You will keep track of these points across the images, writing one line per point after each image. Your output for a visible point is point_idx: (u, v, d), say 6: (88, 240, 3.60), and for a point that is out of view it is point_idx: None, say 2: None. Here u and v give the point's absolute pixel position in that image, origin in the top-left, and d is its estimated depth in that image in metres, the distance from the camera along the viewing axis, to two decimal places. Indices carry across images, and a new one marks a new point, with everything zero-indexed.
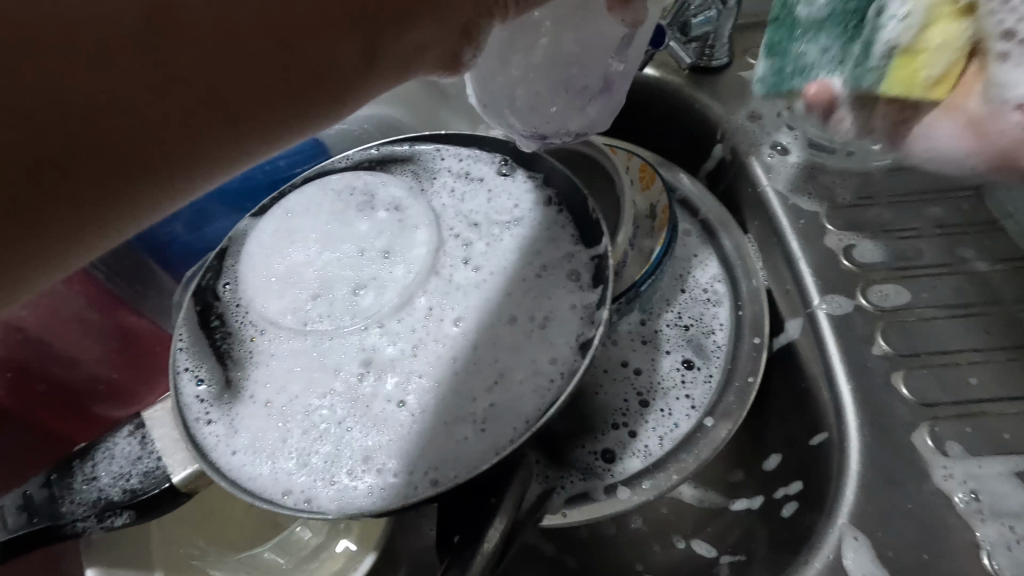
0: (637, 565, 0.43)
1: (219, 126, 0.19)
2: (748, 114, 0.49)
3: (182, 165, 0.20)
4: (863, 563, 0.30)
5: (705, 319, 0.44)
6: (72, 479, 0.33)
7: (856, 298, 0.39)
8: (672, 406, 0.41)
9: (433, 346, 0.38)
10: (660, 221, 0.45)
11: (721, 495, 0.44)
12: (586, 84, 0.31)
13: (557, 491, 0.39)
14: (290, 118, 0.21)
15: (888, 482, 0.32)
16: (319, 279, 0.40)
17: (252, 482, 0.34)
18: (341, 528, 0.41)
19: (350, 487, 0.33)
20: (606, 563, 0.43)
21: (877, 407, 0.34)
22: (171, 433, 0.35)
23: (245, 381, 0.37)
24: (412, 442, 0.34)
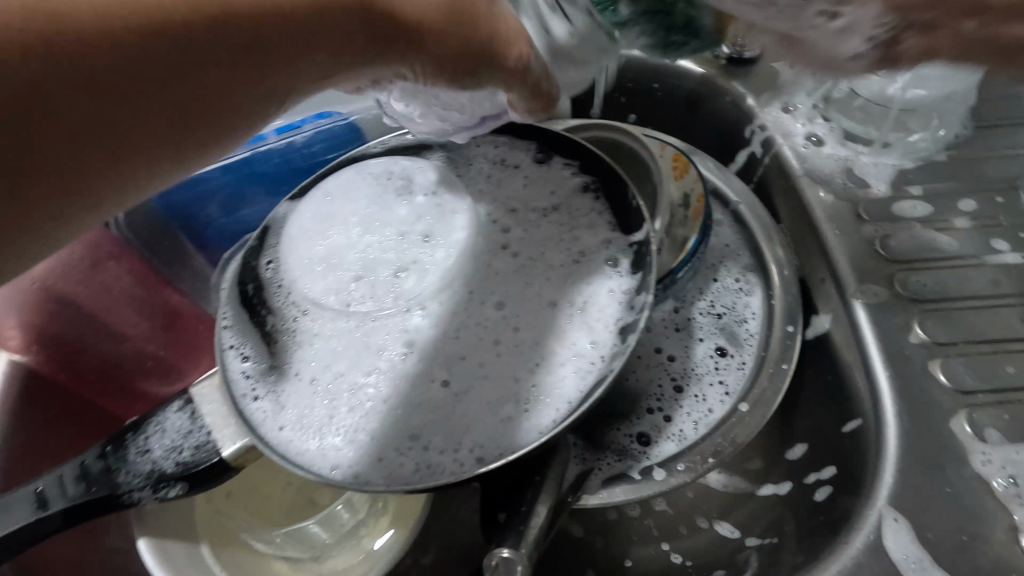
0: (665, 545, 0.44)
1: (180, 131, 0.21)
2: (782, 105, 0.49)
3: (144, 169, 0.21)
4: (904, 544, 0.31)
5: (738, 308, 0.45)
6: (127, 450, 0.34)
7: (893, 288, 0.39)
8: (706, 392, 0.42)
9: (475, 329, 0.38)
10: (694, 211, 0.45)
11: (748, 481, 0.44)
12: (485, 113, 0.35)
13: (595, 471, 0.40)
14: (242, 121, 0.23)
15: (927, 466, 0.33)
16: (361, 261, 0.41)
17: (301, 457, 0.34)
18: (378, 507, 0.42)
19: (397, 463, 0.34)
20: (633, 545, 0.44)
21: (916, 394, 0.35)
22: (220, 409, 0.36)
23: (290, 359, 0.38)
24: (457, 421, 0.35)
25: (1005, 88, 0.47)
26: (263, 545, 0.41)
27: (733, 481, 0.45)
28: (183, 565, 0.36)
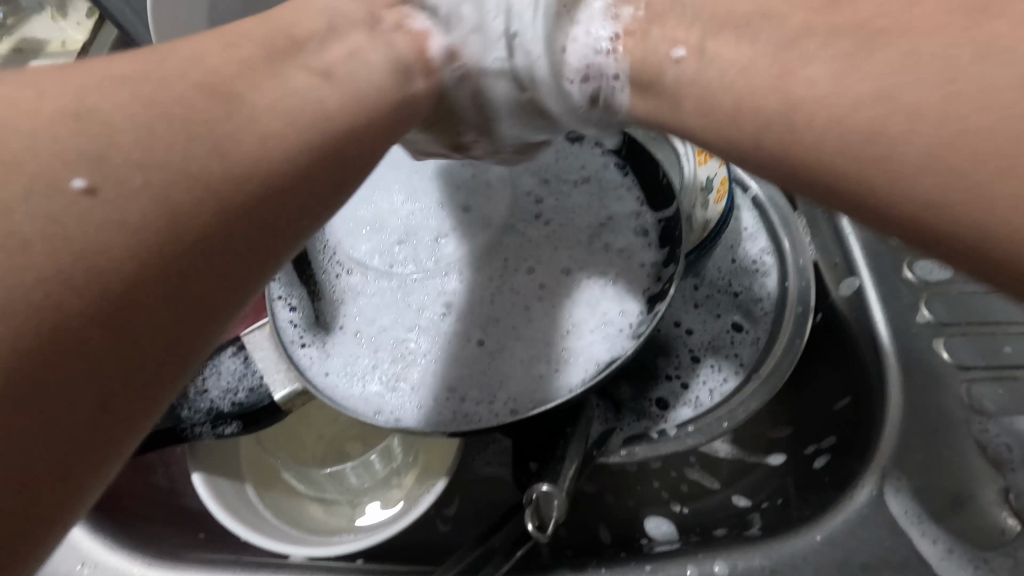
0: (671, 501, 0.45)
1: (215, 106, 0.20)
2: None
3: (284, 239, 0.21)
4: (903, 499, 0.34)
5: (753, 287, 0.46)
6: (187, 390, 0.37)
7: (902, 272, 0.42)
8: (722, 363, 0.44)
9: (509, 293, 0.41)
10: (717, 193, 0.46)
11: (757, 451, 0.45)
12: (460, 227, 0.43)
13: (616, 431, 0.42)
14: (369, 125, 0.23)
15: (928, 432, 0.36)
16: (404, 226, 0.44)
17: (347, 400, 0.37)
18: (408, 461, 0.44)
19: (435, 411, 0.36)
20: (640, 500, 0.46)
21: (919, 366, 0.38)
22: (271, 355, 0.38)
23: (336, 315, 0.40)
24: (491, 378, 0.38)
25: None
26: (305, 486, 0.43)
27: (746, 452, 0.45)
28: (230, 498, 0.39)
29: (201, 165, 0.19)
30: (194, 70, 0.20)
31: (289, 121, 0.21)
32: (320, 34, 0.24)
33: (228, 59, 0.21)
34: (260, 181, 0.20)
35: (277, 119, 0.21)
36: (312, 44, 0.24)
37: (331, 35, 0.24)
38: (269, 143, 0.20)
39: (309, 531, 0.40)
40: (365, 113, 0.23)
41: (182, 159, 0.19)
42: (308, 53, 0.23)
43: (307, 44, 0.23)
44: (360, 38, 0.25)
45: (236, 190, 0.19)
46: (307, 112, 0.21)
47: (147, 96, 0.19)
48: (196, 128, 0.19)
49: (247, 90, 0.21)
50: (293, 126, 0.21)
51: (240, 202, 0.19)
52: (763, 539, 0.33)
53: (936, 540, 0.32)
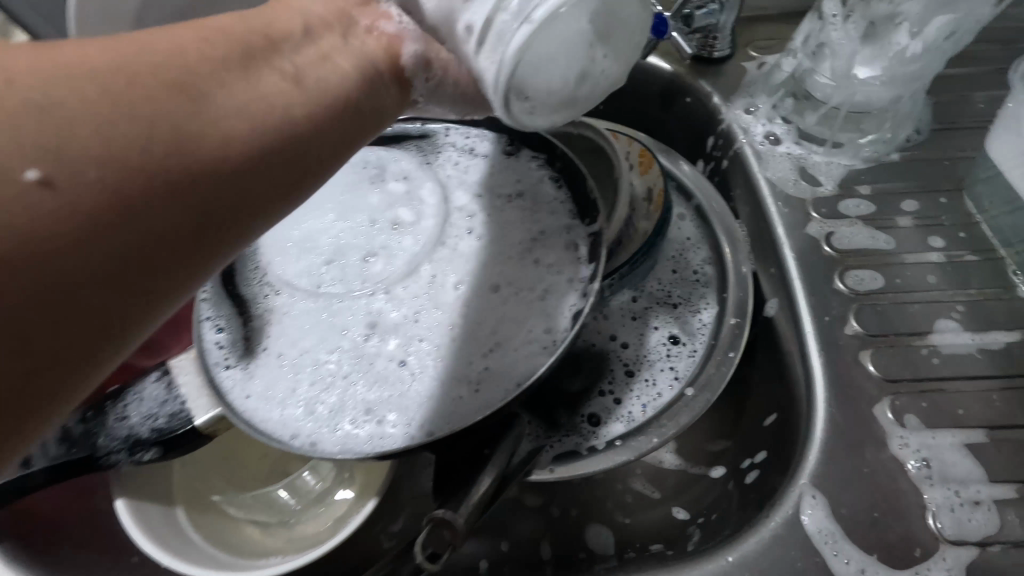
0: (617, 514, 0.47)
1: (179, 97, 0.20)
2: (746, 105, 0.50)
3: (224, 241, 0.21)
4: (819, 518, 0.33)
5: (692, 299, 0.47)
6: (107, 416, 0.37)
7: (834, 282, 0.41)
8: (657, 376, 0.44)
9: (434, 312, 0.40)
10: (656, 204, 0.47)
11: (701, 464, 0.47)
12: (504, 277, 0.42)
13: (546, 449, 0.41)
14: (346, 133, 0.25)
15: (846, 448, 0.35)
16: (334, 245, 0.44)
17: (263, 423, 0.37)
18: (345, 477, 0.45)
19: (352, 434, 0.36)
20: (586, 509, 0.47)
21: (842, 379, 0.37)
22: (194, 379, 0.39)
23: (261, 337, 0.40)
24: (409, 400, 0.37)
25: (960, 94, 0.49)
26: (237, 509, 0.44)
27: (689, 463, 0.48)
28: (157, 523, 0.39)
29: (159, 147, 0.19)
30: (163, 63, 0.20)
31: (251, 121, 0.21)
32: (295, 34, 0.25)
33: (194, 49, 0.22)
34: (203, 178, 0.20)
35: (237, 117, 0.21)
36: (287, 45, 0.25)
37: (304, 38, 0.25)
38: (228, 142, 0.21)
39: (238, 553, 0.40)
40: (330, 109, 0.24)
41: (133, 147, 0.19)
42: (281, 57, 0.24)
43: (282, 42, 0.24)
44: (332, 43, 0.26)
45: (141, 216, 0.19)
46: (227, 142, 0.21)
47: (133, 79, 0.19)
48: (158, 114, 0.19)
49: (212, 86, 0.21)
50: (253, 127, 0.21)
51: (177, 200, 0.19)
52: (681, 562, 0.33)
53: (851, 561, 0.32)
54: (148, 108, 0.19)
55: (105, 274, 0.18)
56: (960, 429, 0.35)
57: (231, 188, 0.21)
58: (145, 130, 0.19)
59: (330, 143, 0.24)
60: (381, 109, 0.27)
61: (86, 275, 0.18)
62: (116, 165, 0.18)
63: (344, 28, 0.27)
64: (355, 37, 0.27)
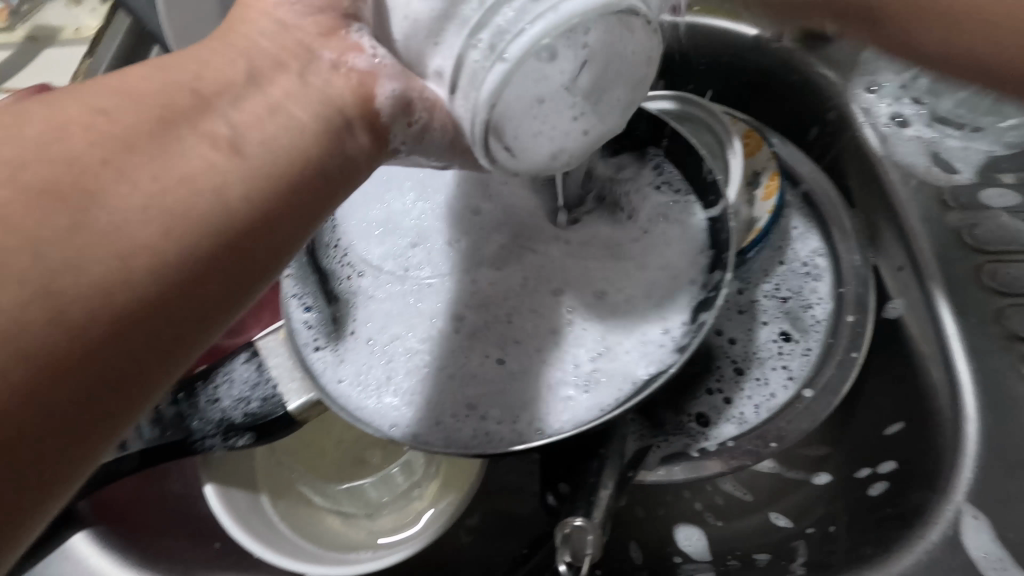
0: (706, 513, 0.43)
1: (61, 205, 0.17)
2: (866, 84, 0.46)
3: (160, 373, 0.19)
4: (984, 542, 0.30)
5: (804, 292, 0.43)
6: (197, 399, 0.35)
7: (978, 280, 0.38)
8: (769, 375, 0.40)
9: (531, 305, 0.38)
10: (767, 190, 0.43)
11: (802, 470, 0.43)
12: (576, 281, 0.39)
13: (653, 448, 0.39)
14: (305, 213, 0.22)
15: (1007, 465, 0.32)
16: (419, 227, 0.41)
17: (360, 411, 0.34)
18: (431, 471, 0.42)
19: (455, 428, 0.34)
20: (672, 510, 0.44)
21: (996, 390, 0.34)
22: (285, 362, 0.36)
23: (349, 319, 0.38)
24: (514, 397, 0.35)
25: None
26: (321, 499, 0.42)
27: (788, 468, 0.43)
28: (245, 511, 0.37)
29: (70, 262, 0.17)
30: (50, 150, 0.18)
31: (153, 210, 0.18)
32: (237, 84, 0.21)
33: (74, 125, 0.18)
34: (125, 310, 0.17)
35: (150, 219, 0.18)
36: (223, 101, 0.21)
37: (250, 87, 0.21)
38: (134, 247, 0.18)
39: (325, 544, 0.38)
40: (289, 185, 0.21)
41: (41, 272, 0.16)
42: (213, 118, 0.20)
43: (217, 99, 0.21)
44: (285, 87, 0.22)
45: (120, 347, 0.17)
46: (190, 234, 0.19)
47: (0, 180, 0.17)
48: (110, 239, 0.17)
49: (116, 182, 0.18)
50: (174, 220, 0.18)
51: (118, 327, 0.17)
52: None
53: None
54: (93, 121, 0.19)
55: (126, 335, 0.17)
56: None
57: (171, 302, 0.18)
58: (105, 160, 0.18)
59: (334, 175, 0.22)
60: (356, 166, 0.23)
61: (96, 333, 0.17)
62: (49, 303, 0.16)
63: (303, 62, 0.23)
64: (315, 75, 0.22)
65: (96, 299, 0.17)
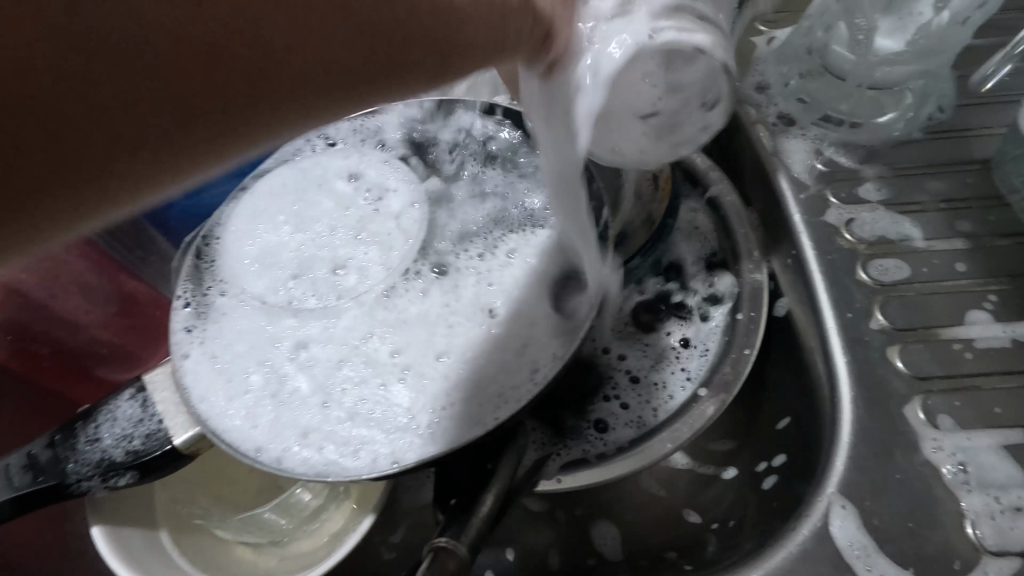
0: (618, 509, 0.44)
1: (92, 73, 0.15)
2: (757, 84, 0.47)
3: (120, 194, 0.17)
4: (850, 531, 0.31)
5: (701, 293, 0.43)
6: (76, 440, 0.34)
7: (856, 273, 0.39)
8: (667, 377, 0.41)
9: (414, 327, 0.37)
10: (663, 189, 0.43)
11: (714, 465, 0.44)
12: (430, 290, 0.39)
13: (552, 457, 0.39)
14: (312, 110, 0.19)
15: (876, 454, 0.33)
16: (298, 259, 0.41)
17: (227, 434, 0.34)
18: (340, 491, 0.42)
19: (319, 453, 0.33)
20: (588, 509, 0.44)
21: (870, 381, 0.35)
22: (172, 397, 0.35)
23: (229, 345, 0.37)
24: (387, 416, 0.34)
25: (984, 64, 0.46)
26: (228, 533, 0.41)
27: (699, 463, 0.44)
28: (137, 551, 0.36)
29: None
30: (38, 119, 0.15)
31: (69, 87, 0.15)
32: None
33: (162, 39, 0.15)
34: (69, 132, 0.15)
35: (65, 90, 0.15)
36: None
37: None
38: (87, 99, 0.15)
39: None
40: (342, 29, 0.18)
41: None
42: None
43: None
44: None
45: (80, 192, 0.16)
46: (210, 83, 0.16)
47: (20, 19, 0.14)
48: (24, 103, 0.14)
49: (212, 50, 0.16)
50: (120, 99, 0.15)
51: (81, 161, 0.16)
52: None
53: None
54: (233, 41, 0.16)
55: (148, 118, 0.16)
56: (997, 429, 0.33)
57: (123, 145, 0.16)
58: (57, 76, 0.14)
59: (444, 46, 0.20)
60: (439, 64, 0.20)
61: (96, 146, 0.16)
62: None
63: None
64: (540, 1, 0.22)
65: (114, 53, 0.15)
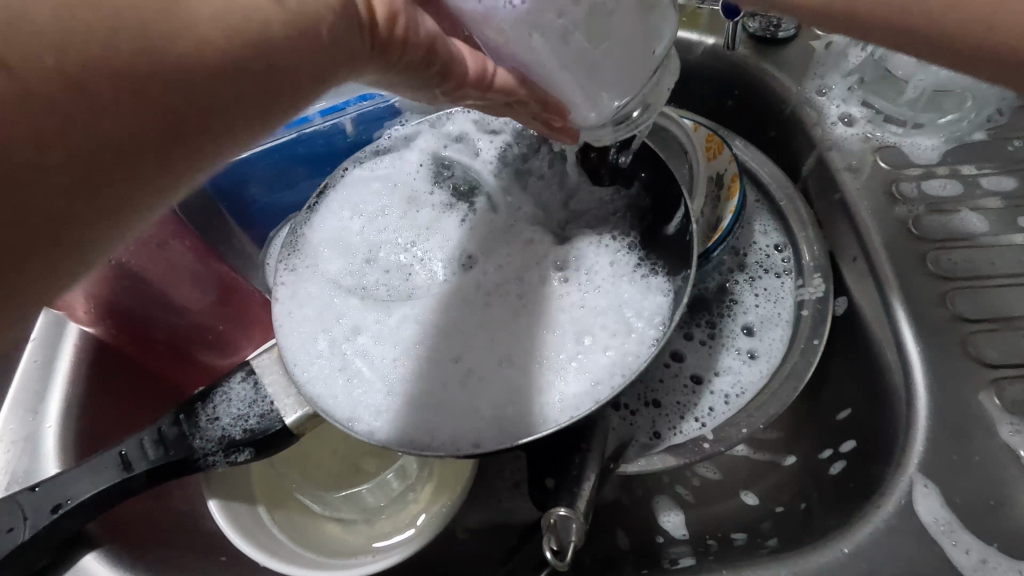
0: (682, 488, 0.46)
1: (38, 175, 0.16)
2: (818, 88, 0.49)
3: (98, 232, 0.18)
4: (934, 508, 0.32)
5: (769, 290, 0.45)
6: (198, 418, 0.36)
7: (925, 267, 0.40)
8: (736, 367, 0.43)
9: (504, 318, 0.39)
10: (729, 191, 0.46)
11: (776, 452, 0.46)
12: (508, 265, 0.42)
13: (630, 445, 0.41)
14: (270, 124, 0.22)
15: (954, 437, 0.34)
16: (379, 247, 0.43)
17: (325, 403, 0.36)
18: (424, 475, 0.44)
19: (410, 431, 0.35)
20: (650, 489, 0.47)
21: (945, 370, 0.37)
22: (280, 379, 0.38)
23: (319, 330, 0.39)
24: (480, 397, 0.36)
25: None
26: (319, 507, 0.44)
27: (757, 451, 0.47)
28: (244, 523, 0.39)
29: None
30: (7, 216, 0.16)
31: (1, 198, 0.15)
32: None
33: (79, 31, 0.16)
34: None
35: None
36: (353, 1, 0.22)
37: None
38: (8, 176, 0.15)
39: (326, 552, 0.40)
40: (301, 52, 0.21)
41: None
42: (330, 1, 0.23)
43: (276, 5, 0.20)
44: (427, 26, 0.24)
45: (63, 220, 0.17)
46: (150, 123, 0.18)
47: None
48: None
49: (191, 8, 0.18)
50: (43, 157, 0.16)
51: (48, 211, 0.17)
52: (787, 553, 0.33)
53: (970, 550, 0.31)
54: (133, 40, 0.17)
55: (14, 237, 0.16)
56: None
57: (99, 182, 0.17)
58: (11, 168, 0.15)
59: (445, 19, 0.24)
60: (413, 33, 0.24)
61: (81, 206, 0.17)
62: None
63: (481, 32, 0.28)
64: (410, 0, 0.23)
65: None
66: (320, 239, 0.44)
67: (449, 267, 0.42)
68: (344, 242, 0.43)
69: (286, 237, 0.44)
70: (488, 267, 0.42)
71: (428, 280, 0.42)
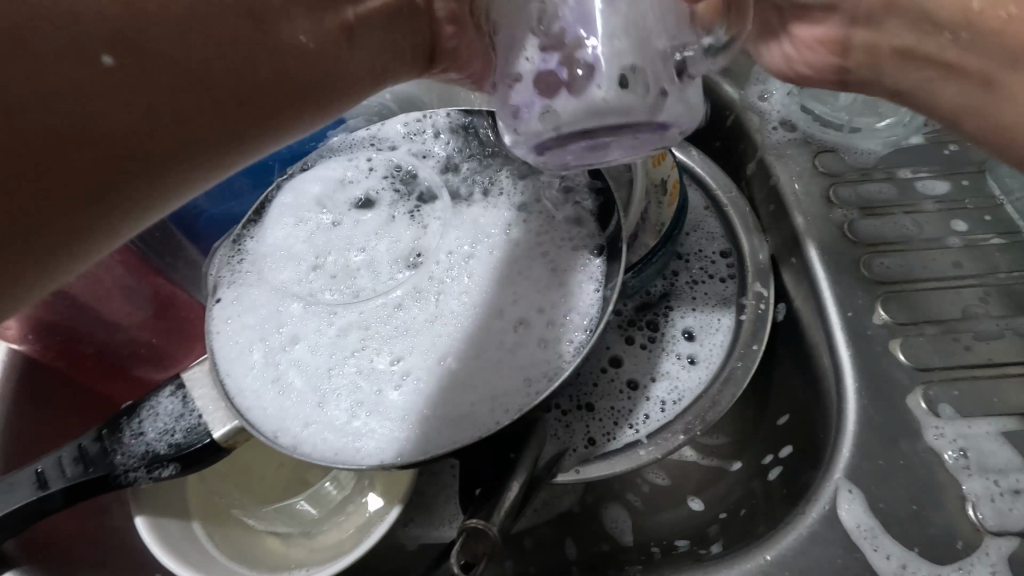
0: (629, 496, 0.46)
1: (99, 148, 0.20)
2: (760, 93, 0.49)
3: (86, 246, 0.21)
4: (857, 514, 0.32)
5: (710, 294, 0.45)
6: (122, 433, 0.36)
7: (859, 271, 0.40)
8: (675, 373, 0.42)
9: (436, 326, 0.39)
10: (671, 196, 0.45)
11: (723, 458, 0.46)
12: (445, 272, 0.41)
13: (569, 452, 0.41)
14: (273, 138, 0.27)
15: (880, 441, 0.34)
16: (315, 254, 0.43)
17: (252, 415, 0.36)
18: (366, 484, 0.44)
19: (334, 442, 0.35)
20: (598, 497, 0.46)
21: (875, 374, 0.36)
22: (210, 393, 0.37)
23: (249, 342, 0.39)
24: (409, 408, 0.36)
25: None
26: (256, 521, 0.43)
27: (703, 456, 0.46)
28: (176, 541, 0.38)
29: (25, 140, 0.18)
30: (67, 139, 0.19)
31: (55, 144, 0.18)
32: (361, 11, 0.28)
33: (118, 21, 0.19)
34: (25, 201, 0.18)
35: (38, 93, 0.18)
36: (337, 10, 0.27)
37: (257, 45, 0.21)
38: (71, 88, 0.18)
39: (262, 567, 0.39)
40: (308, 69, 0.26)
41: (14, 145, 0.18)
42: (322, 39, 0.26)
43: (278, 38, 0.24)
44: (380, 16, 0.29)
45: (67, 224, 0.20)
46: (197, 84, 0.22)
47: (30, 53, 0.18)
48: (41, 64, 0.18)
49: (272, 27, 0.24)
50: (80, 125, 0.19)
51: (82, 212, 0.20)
52: (713, 561, 0.33)
53: (892, 556, 0.31)
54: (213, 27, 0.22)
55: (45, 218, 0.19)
56: (996, 417, 0.35)
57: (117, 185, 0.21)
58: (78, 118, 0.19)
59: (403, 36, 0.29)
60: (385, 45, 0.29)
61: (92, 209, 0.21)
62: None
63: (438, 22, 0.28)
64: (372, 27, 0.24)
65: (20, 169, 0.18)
66: (259, 249, 0.43)
67: (386, 275, 0.42)
68: (280, 252, 0.43)
69: (225, 248, 0.43)
70: (425, 275, 0.41)
71: (363, 289, 0.41)
